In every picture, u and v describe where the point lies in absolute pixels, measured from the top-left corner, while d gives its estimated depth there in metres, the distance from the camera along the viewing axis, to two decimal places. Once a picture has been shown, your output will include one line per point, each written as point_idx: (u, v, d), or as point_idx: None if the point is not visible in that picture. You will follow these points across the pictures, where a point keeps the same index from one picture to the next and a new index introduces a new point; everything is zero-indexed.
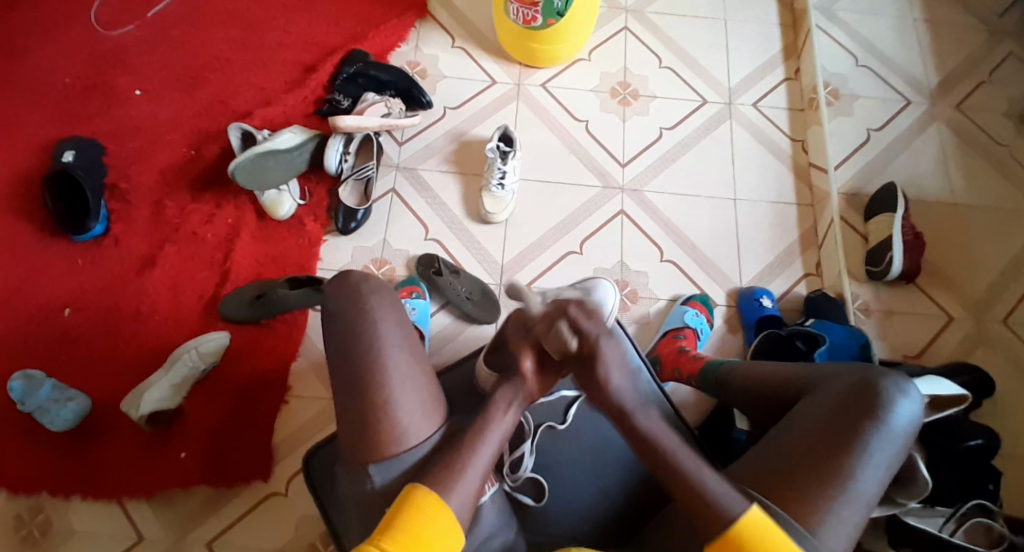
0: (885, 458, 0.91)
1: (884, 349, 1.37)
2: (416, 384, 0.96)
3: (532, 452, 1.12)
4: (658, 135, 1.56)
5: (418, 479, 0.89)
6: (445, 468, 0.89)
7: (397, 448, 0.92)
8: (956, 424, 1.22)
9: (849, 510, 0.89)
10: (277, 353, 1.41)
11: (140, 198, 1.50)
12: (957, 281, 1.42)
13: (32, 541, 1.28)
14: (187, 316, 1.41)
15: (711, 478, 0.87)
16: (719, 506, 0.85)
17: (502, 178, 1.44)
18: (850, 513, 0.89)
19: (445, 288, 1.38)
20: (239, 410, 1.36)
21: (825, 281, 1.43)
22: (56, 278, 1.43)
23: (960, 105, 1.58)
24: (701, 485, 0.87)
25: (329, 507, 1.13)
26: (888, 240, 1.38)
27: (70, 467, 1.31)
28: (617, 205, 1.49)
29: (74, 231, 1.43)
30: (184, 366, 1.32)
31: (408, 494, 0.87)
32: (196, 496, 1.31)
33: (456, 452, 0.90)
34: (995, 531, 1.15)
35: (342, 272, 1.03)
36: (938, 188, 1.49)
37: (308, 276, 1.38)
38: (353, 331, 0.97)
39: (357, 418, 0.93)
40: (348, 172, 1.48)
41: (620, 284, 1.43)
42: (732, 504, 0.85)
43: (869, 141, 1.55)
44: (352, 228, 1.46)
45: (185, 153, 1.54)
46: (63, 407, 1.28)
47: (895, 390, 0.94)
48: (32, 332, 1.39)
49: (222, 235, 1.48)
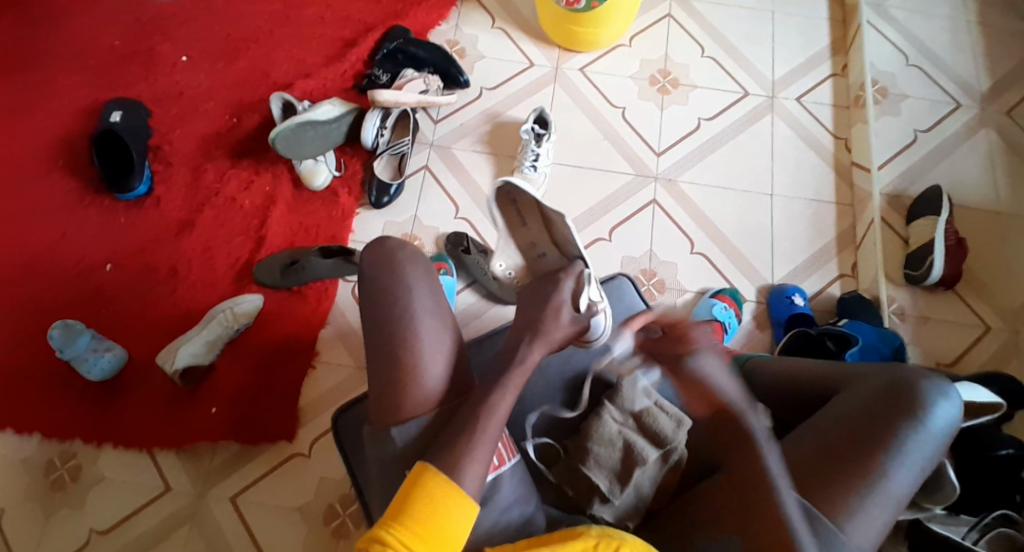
0: (919, 458, 0.94)
1: (918, 354, 1.33)
2: (442, 347, 1.00)
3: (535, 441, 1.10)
4: (695, 126, 1.53)
5: (428, 456, 0.91)
6: (463, 433, 0.92)
7: (415, 410, 0.96)
8: (986, 432, 1.24)
9: (880, 507, 0.92)
10: (306, 320, 1.45)
11: (182, 162, 1.54)
12: (997, 290, 1.37)
13: (62, 485, 1.35)
14: (222, 281, 1.46)
15: (788, 506, 0.90)
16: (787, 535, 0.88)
17: (535, 160, 1.44)
18: (882, 510, 0.92)
19: (472, 266, 1.39)
20: (271, 376, 1.41)
21: (860, 283, 1.40)
22: (100, 235, 1.49)
23: (1011, 110, 1.52)
24: (776, 511, 0.90)
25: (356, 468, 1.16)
26: (930, 245, 1.34)
27: (102, 417, 1.38)
28: (650, 194, 1.47)
29: (118, 191, 1.48)
30: (219, 324, 1.37)
31: (419, 498, 0.87)
32: (223, 452, 1.37)
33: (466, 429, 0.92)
34: (1019, 542, 1.13)
35: (378, 238, 1.07)
36: (983, 194, 1.44)
37: (339, 247, 1.44)
38: (387, 295, 1.01)
39: (384, 384, 0.97)
40: (383, 147, 1.50)
41: (647, 274, 1.41)
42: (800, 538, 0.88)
43: (915, 142, 1.50)
44: (384, 202, 1.47)
45: (227, 121, 1.57)
46: (100, 357, 1.34)
47: (934, 392, 0.96)
48: (74, 284, 1.45)
49: (258, 203, 1.51)
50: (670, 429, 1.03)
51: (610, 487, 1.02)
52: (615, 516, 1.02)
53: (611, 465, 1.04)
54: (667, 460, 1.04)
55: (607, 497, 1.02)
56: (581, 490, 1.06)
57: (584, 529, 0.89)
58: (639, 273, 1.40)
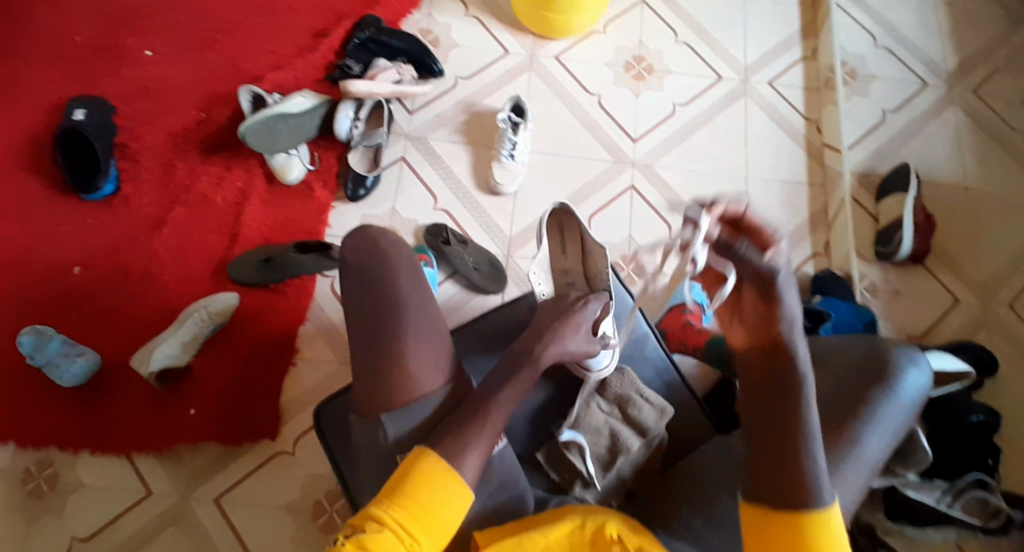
0: (892, 425, 0.97)
1: (890, 328, 1.36)
2: (427, 334, 1.00)
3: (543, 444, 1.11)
4: (670, 111, 1.54)
5: (428, 443, 0.92)
6: (454, 429, 0.92)
7: (408, 399, 0.97)
8: (958, 400, 1.27)
9: (854, 472, 0.95)
10: (284, 318, 1.43)
11: (151, 160, 1.50)
12: (966, 264, 1.41)
13: (40, 493, 1.32)
14: (197, 280, 1.43)
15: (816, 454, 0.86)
16: (810, 487, 0.84)
17: (512, 149, 1.44)
18: (855, 475, 0.95)
19: (453, 257, 1.37)
20: (250, 376, 1.39)
21: (833, 262, 1.43)
22: (68, 237, 1.44)
23: (976, 89, 1.56)
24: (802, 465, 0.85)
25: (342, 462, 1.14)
26: (898, 222, 1.37)
27: (78, 423, 1.34)
28: (626, 180, 1.48)
29: (85, 191, 1.44)
30: (195, 324, 1.34)
31: (416, 484, 0.87)
32: (205, 452, 1.35)
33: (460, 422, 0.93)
34: (991, 504, 1.18)
35: (358, 226, 1.07)
36: (950, 171, 1.48)
37: (315, 242, 1.40)
38: (371, 286, 1.01)
39: (377, 376, 0.97)
40: (358, 138, 1.47)
41: (627, 260, 1.42)
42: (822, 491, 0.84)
43: (884, 123, 1.53)
44: (360, 195, 1.46)
45: (196, 116, 1.53)
46: (72, 363, 1.31)
47: (905, 360, 0.99)
48: (43, 288, 1.41)
49: (231, 199, 1.48)
50: (655, 420, 1.08)
51: (593, 471, 1.06)
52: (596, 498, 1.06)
53: (597, 452, 1.07)
54: (649, 449, 1.08)
55: (588, 481, 1.05)
56: (565, 475, 1.09)
57: (572, 508, 0.96)
58: (619, 258, 1.41)
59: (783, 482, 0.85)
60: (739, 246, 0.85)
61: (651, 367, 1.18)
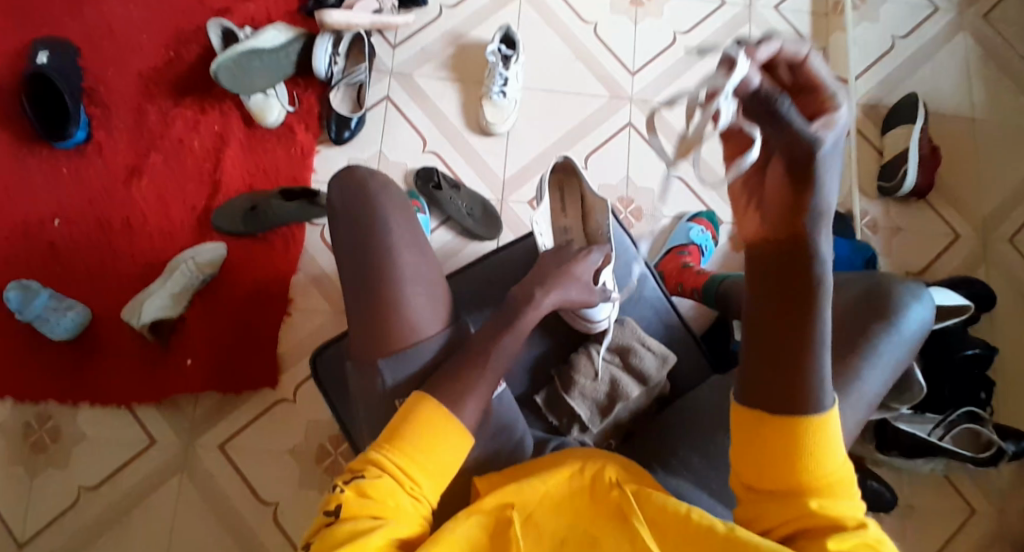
0: (892, 359, 0.91)
1: (888, 264, 1.35)
2: (424, 279, 0.95)
3: (541, 394, 1.03)
4: (672, 40, 1.46)
5: (426, 384, 0.86)
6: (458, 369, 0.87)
7: (406, 342, 0.91)
8: (954, 333, 1.25)
9: (852, 408, 0.88)
10: (275, 268, 1.39)
11: (122, 104, 1.42)
12: (968, 198, 1.38)
13: (43, 446, 1.31)
14: (180, 230, 1.38)
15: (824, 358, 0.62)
16: (809, 391, 0.63)
17: (503, 85, 1.36)
18: (852, 412, 0.88)
19: (445, 203, 1.33)
20: (244, 326, 1.36)
21: (833, 198, 1.40)
22: (43, 189, 1.38)
23: (988, 13, 1.48)
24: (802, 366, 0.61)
25: (341, 408, 1.09)
26: (903, 155, 1.33)
27: (74, 377, 1.33)
28: (624, 117, 1.41)
29: (55, 139, 1.36)
30: (183, 275, 1.30)
31: (417, 429, 0.81)
32: (205, 402, 1.34)
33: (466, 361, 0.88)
34: (983, 437, 1.20)
35: (346, 166, 1.00)
36: (958, 101, 1.42)
37: (301, 189, 1.37)
38: (362, 236, 0.94)
39: (367, 341, 0.92)
40: (338, 76, 1.39)
41: (624, 203, 1.38)
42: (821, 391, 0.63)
43: (893, 49, 1.45)
44: (345, 138, 1.40)
45: (164, 55, 1.45)
46: (63, 317, 1.28)
47: (907, 294, 0.94)
48: (23, 241, 1.36)
49: (210, 145, 1.41)
50: (656, 367, 1.02)
51: (591, 415, 0.99)
52: (595, 440, 1.00)
53: (596, 397, 1.00)
54: (648, 395, 1.02)
55: (586, 425, 0.99)
56: (563, 418, 1.01)
57: (570, 452, 0.85)
58: (616, 201, 1.37)
59: (772, 383, 0.63)
60: (783, 107, 0.49)
61: (649, 308, 1.11)
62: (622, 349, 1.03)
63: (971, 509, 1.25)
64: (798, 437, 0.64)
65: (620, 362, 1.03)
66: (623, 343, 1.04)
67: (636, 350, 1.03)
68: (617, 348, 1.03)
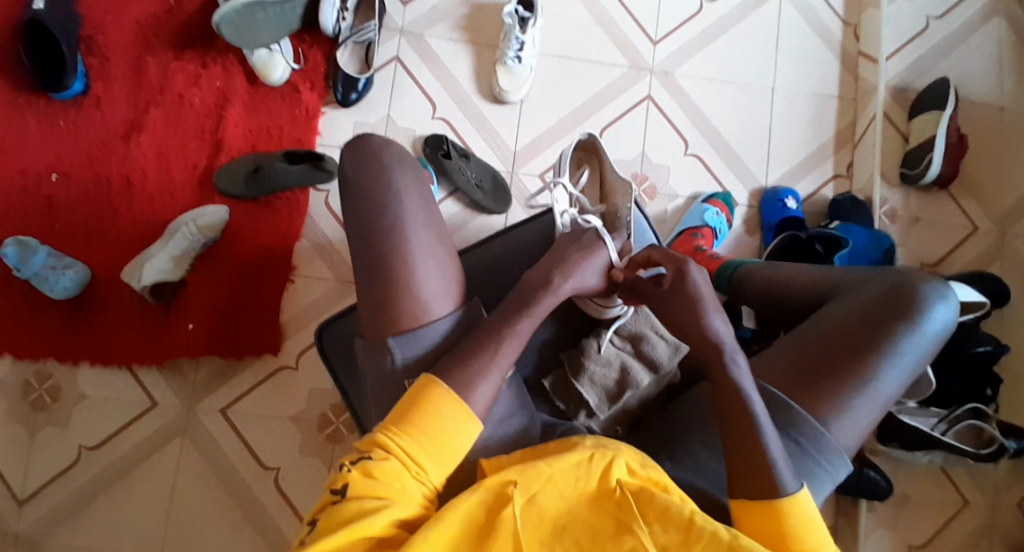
0: (910, 362, 0.89)
1: (903, 254, 1.32)
2: (437, 260, 0.91)
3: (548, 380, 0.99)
4: (697, 9, 1.40)
5: (434, 369, 0.84)
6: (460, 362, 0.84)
7: (415, 322, 0.87)
8: (966, 330, 1.21)
9: (866, 406, 0.88)
10: (278, 234, 1.36)
11: (120, 55, 1.37)
12: (989, 190, 1.35)
13: (44, 405, 1.31)
14: (180, 190, 1.33)
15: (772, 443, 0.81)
16: (770, 474, 0.80)
17: (519, 51, 1.30)
18: (866, 408, 0.88)
19: (454, 173, 1.28)
20: (247, 291, 1.34)
21: (854, 185, 1.36)
22: (38, 141, 1.34)
23: None
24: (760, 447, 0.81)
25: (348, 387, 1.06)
26: (930, 142, 1.29)
27: (73, 336, 1.31)
28: (644, 89, 1.37)
29: (50, 89, 1.32)
30: (183, 239, 1.26)
31: (426, 419, 0.80)
32: (206, 367, 1.33)
33: (467, 348, 0.85)
34: (985, 434, 1.21)
35: (360, 136, 0.95)
36: (988, 89, 1.37)
37: (306, 151, 1.32)
38: (370, 219, 0.90)
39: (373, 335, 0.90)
40: (347, 33, 1.34)
41: (639, 179, 1.34)
42: (785, 477, 0.80)
43: (927, 30, 1.39)
44: (352, 100, 1.34)
45: (164, 3, 1.39)
46: (61, 275, 1.24)
47: (932, 295, 0.91)
48: (19, 194, 1.32)
49: (211, 101, 1.36)
50: (668, 356, 0.97)
51: (599, 402, 0.95)
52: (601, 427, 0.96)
53: (605, 383, 0.95)
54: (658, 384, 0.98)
55: (592, 412, 0.95)
56: (570, 404, 0.97)
57: (578, 438, 0.80)
58: (631, 177, 1.33)
59: (748, 477, 0.81)
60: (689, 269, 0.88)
61: None
62: (635, 337, 0.99)
63: (965, 501, 1.27)
64: (779, 523, 0.79)
65: (632, 350, 0.98)
66: (636, 332, 0.99)
67: (649, 338, 0.98)
68: (629, 335, 0.99)
